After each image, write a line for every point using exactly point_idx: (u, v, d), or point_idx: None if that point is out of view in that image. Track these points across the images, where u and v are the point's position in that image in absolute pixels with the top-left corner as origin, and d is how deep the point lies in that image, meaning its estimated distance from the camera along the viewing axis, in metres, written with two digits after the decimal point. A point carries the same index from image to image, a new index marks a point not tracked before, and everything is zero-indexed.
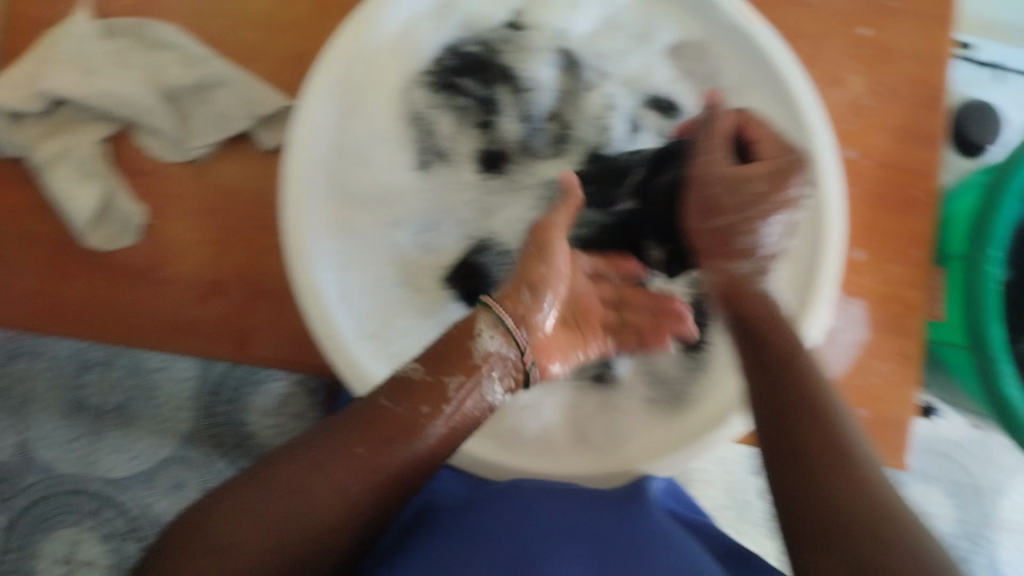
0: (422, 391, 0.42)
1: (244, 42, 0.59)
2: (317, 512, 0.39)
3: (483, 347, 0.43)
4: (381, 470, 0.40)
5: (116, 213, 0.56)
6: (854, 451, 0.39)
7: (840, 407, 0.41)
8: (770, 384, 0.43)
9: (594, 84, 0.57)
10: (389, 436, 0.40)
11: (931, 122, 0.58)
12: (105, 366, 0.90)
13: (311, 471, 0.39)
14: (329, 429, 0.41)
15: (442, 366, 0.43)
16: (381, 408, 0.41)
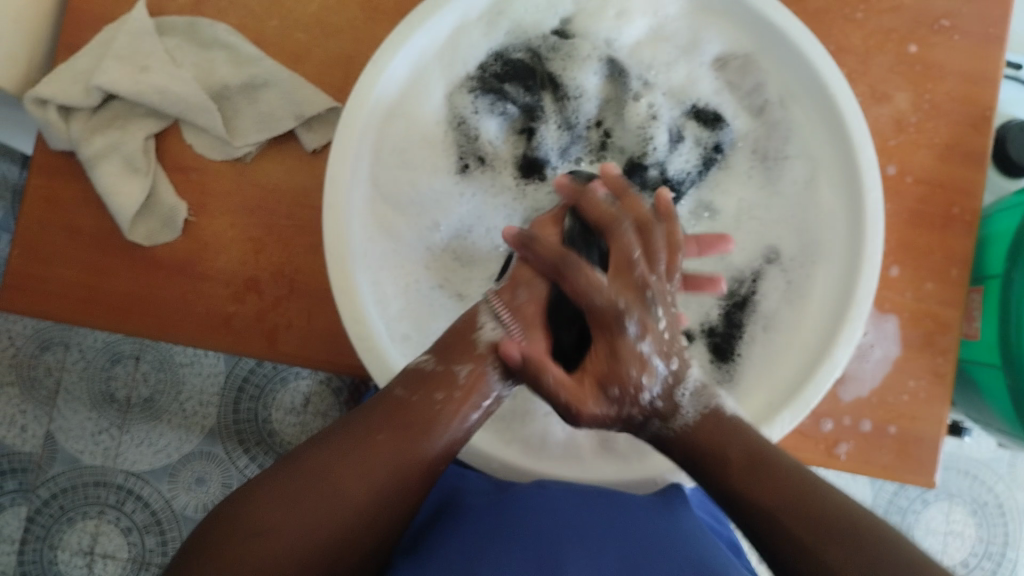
0: (435, 381, 0.42)
1: (287, 35, 0.56)
2: (347, 500, 0.38)
3: (486, 337, 0.44)
4: (407, 456, 0.40)
5: (159, 208, 0.54)
6: (834, 514, 0.38)
7: (800, 470, 0.40)
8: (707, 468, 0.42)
9: (639, 94, 0.55)
10: (410, 425, 0.41)
11: (975, 141, 0.58)
12: (135, 359, 0.90)
13: (339, 458, 0.39)
14: (350, 422, 0.41)
15: (451, 356, 0.43)
16: (397, 399, 0.41)
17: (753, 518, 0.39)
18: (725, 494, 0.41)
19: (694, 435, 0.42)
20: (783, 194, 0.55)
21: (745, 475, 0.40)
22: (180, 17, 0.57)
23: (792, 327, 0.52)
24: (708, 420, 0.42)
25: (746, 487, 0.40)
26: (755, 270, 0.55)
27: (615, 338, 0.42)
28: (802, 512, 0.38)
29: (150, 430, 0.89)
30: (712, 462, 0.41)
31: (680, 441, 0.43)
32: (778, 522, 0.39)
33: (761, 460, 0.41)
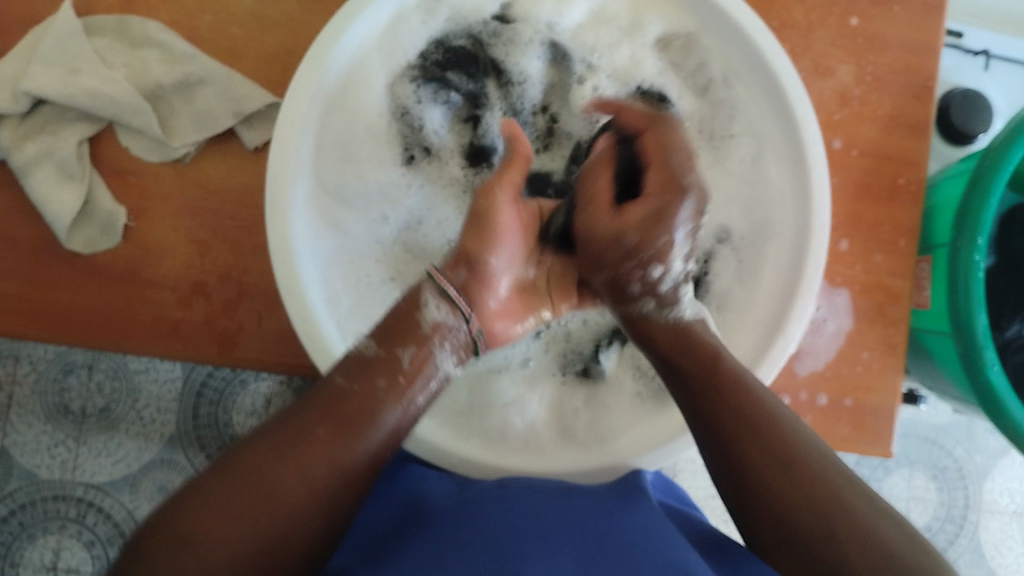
0: (377, 366, 0.42)
1: (221, 30, 0.54)
2: (283, 498, 0.37)
3: (430, 317, 0.45)
4: (344, 452, 0.39)
5: (97, 214, 0.53)
6: (794, 456, 0.40)
7: (771, 413, 0.42)
8: (691, 385, 0.45)
9: (583, 77, 0.54)
10: (351, 415, 0.40)
11: (917, 112, 0.59)
12: (87, 369, 0.88)
13: (279, 458, 0.38)
14: (285, 418, 0.40)
15: (394, 338, 0.44)
16: (336, 389, 0.41)
17: (724, 444, 0.42)
18: (704, 414, 0.43)
19: (684, 331, 0.46)
20: (731, 173, 0.55)
21: (729, 397, 0.43)
22: (109, 15, 0.55)
23: (745, 306, 0.53)
24: (695, 328, 0.47)
25: (727, 410, 0.43)
26: (707, 251, 0.55)
27: (665, 213, 0.43)
28: (773, 442, 0.41)
29: (107, 441, 0.87)
30: (692, 369, 0.45)
31: (671, 347, 0.46)
32: (751, 449, 0.41)
33: (745, 386, 0.43)
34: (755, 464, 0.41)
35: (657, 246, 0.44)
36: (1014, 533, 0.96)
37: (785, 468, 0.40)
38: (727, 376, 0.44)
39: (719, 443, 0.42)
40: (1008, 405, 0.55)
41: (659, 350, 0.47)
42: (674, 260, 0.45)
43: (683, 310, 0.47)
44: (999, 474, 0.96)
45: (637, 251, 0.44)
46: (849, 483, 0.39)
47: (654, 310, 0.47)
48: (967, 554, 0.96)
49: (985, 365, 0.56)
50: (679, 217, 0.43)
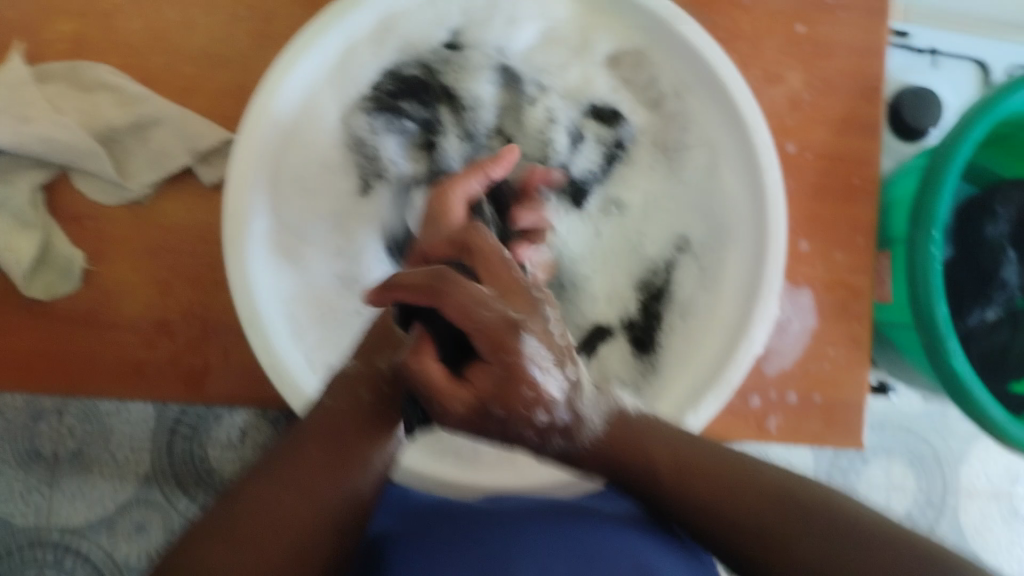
0: (358, 381, 0.40)
1: (172, 70, 0.54)
2: (291, 526, 0.36)
3: (400, 324, 0.41)
4: (346, 466, 0.38)
5: (56, 260, 0.52)
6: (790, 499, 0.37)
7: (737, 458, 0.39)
8: (652, 484, 0.39)
9: (535, 98, 0.55)
10: (342, 433, 0.39)
11: (866, 112, 0.60)
12: (58, 415, 0.86)
13: (276, 486, 0.37)
14: (282, 444, 0.39)
15: (375, 352, 0.41)
16: (325, 409, 0.39)
17: (706, 512, 0.38)
18: (685, 511, 0.38)
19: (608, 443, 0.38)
20: (685, 182, 0.56)
21: (696, 481, 0.38)
22: (59, 61, 0.54)
23: (708, 314, 0.54)
24: (620, 424, 0.39)
25: (701, 498, 0.38)
26: (668, 261, 0.56)
27: (512, 362, 0.32)
28: (753, 501, 0.37)
29: (81, 485, 0.86)
30: (642, 469, 0.39)
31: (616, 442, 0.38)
32: (751, 522, 0.37)
33: (695, 454, 0.39)
34: (762, 537, 0.36)
35: (530, 389, 0.33)
36: (993, 514, 0.98)
37: (797, 534, 0.36)
38: (666, 450, 0.39)
39: (711, 534, 0.38)
40: (971, 389, 0.57)
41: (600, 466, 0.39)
42: (533, 359, 0.33)
43: (591, 419, 0.37)
44: (975, 457, 0.98)
45: (507, 401, 0.33)
46: (829, 499, 0.37)
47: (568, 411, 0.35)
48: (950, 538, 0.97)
49: (947, 354, 0.57)
50: (530, 351, 0.33)
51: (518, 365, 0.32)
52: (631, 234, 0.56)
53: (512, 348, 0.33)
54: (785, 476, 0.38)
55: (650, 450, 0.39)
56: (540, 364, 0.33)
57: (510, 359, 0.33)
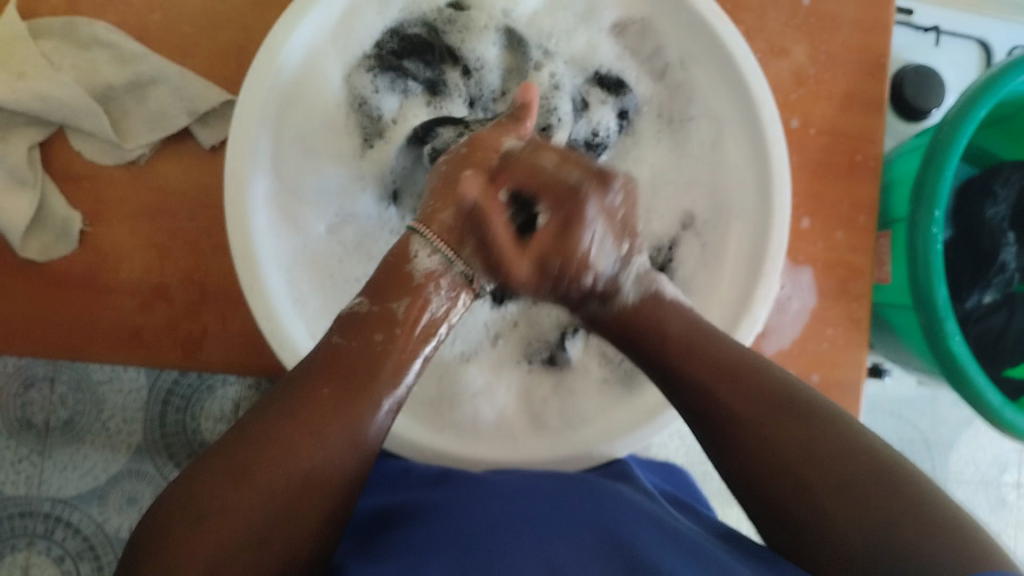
0: (372, 321, 0.40)
1: (170, 29, 0.53)
2: (298, 458, 0.35)
3: (420, 267, 0.42)
4: (354, 401, 0.37)
5: (49, 220, 0.51)
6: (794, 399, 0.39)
7: (742, 352, 0.41)
8: (667, 364, 0.42)
9: (540, 64, 0.54)
10: (353, 373, 0.38)
11: (872, 88, 0.60)
12: (50, 383, 0.86)
13: (283, 420, 0.36)
14: (285, 383, 0.38)
15: (385, 293, 0.41)
16: (334, 347, 0.39)
17: (709, 408, 0.40)
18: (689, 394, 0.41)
19: (628, 316, 0.43)
20: (691, 156, 0.55)
21: (711, 369, 0.40)
22: (56, 19, 0.53)
23: (710, 288, 0.53)
24: (647, 302, 0.43)
25: (719, 389, 0.40)
26: (672, 238, 0.55)
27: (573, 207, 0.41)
28: (757, 405, 0.39)
29: (72, 454, 0.86)
30: (652, 348, 0.42)
31: (620, 326, 0.44)
32: (765, 436, 0.38)
33: (715, 352, 0.41)
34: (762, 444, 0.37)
35: (581, 250, 0.42)
36: (981, 502, 0.98)
37: (806, 449, 0.36)
38: (687, 335, 0.42)
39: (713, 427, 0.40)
40: (970, 372, 0.57)
41: (621, 336, 0.44)
42: (589, 253, 0.42)
43: (626, 295, 0.43)
44: (964, 445, 0.98)
45: (560, 261, 0.42)
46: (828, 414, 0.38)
47: (602, 303, 0.43)
48: None
49: (944, 335, 0.57)
50: (588, 207, 0.41)
51: (577, 217, 0.41)
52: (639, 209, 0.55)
53: (576, 201, 0.41)
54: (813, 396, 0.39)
55: (671, 329, 0.42)
56: (609, 200, 0.42)
57: (572, 209, 0.41)
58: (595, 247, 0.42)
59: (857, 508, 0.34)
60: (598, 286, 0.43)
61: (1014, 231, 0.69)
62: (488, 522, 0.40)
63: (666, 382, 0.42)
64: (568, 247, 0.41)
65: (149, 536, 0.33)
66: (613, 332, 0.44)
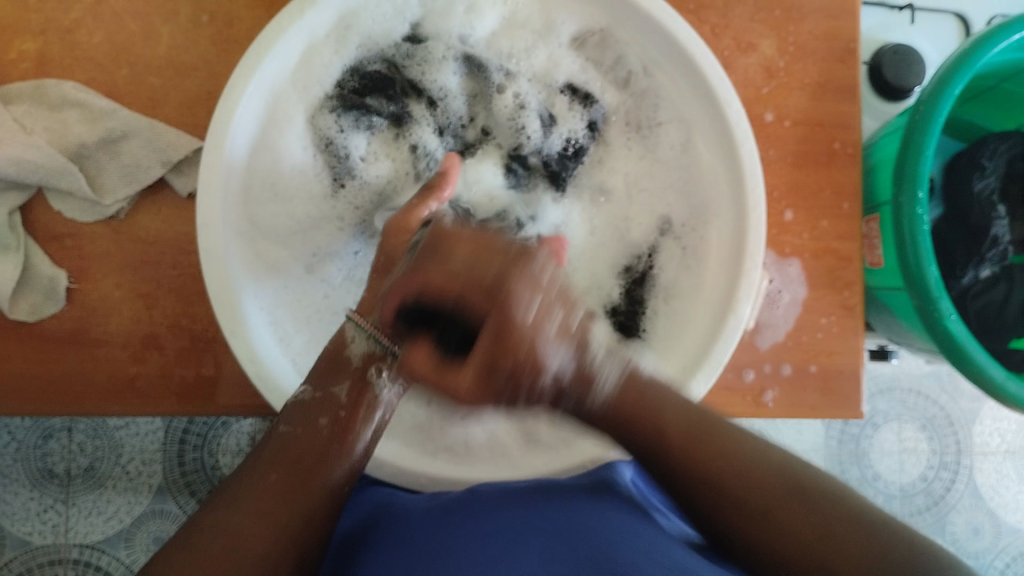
0: (317, 408, 0.41)
1: (140, 83, 0.54)
2: (248, 547, 0.36)
3: (357, 350, 0.42)
4: (302, 488, 0.38)
5: (37, 280, 0.52)
6: (825, 508, 0.35)
7: (755, 453, 0.37)
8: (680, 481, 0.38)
9: (504, 85, 0.54)
10: (299, 458, 0.39)
11: (844, 74, 0.59)
12: (67, 432, 0.87)
13: (234, 510, 0.37)
14: (239, 472, 0.39)
15: (328, 378, 0.42)
16: (281, 437, 0.40)
17: (733, 529, 0.37)
18: (714, 520, 0.37)
19: (617, 407, 0.38)
20: (663, 160, 0.55)
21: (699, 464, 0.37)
22: (25, 82, 0.54)
23: (692, 293, 0.53)
24: (630, 381, 0.38)
25: (737, 523, 0.36)
26: (651, 245, 0.55)
27: (508, 314, 0.36)
28: (790, 522, 0.35)
29: (95, 500, 0.86)
30: (655, 448, 0.38)
31: (614, 417, 0.38)
32: (765, 535, 0.36)
33: (733, 458, 0.37)
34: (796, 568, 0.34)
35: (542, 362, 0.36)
36: (1009, 472, 0.97)
37: (810, 542, 0.34)
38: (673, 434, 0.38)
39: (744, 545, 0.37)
40: (971, 351, 0.56)
41: (609, 426, 0.38)
42: (553, 349, 0.36)
43: (604, 374, 0.38)
44: (986, 416, 0.97)
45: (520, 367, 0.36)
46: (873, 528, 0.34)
47: (571, 369, 0.37)
48: (967, 499, 0.96)
49: (942, 316, 0.56)
50: (547, 359, 0.36)
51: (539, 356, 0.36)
52: (618, 219, 0.56)
53: (504, 295, 0.36)
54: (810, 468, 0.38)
55: (665, 402, 0.38)
56: (549, 325, 0.36)
57: (503, 308, 0.36)
58: (556, 334, 0.37)
59: None
60: (569, 374, 0.37)
61: (1004, 204, 0.70)
62: (461, 541, 0.40)
63: (688, 503, 0.38)
64: (545, 344, 0.36)
65: None
66: (596, 422, 0.39)
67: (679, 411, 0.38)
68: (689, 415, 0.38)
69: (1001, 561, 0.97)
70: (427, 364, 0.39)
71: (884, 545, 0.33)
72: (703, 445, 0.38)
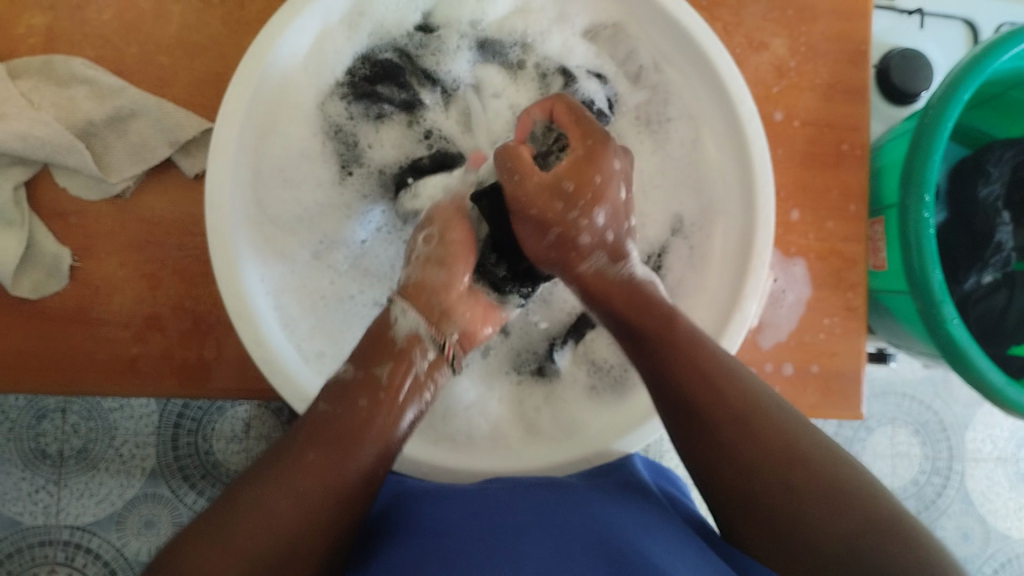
0: (358, 388, 0.41)
1: (150, 63, 0.54)
2: (285, 525, 0.36)
3: (401, 330, 0.44)
4: (334, 473, 0.38)
5: (40, 257, 0.52)
6: (789, 428, 0.40)
7: (738, 371, 0.42)
8: (664, 372, 0.42)
9: (518, 64, 0.55)
10: (338, 438, 0.39)
11: (854, 76, 0.59)
12: (62, 413, 0.86)
13: (269, 485, 0.37)
14: (274, 450, 0.39)
15: (371, 360, 0.43)
16: (321, 414, 0.40)
17: (703, 429, 0.41)
18: (690, 420, 0.41)
19: (604, 297, 0.46)
20: (674, 157, 0.55)
21: (702, 407, 0.41)
22: (34, 57, 0.53)
23: (696, 290, 0.53)
24: (640, 285, 0.46)
25: (708, 424, 0.41)
26: (661, 244, 0.55)
27: (598, 166, 0.45)
28: (758, 437, 0.39)
29: (88, 482, 0.86)
30: (650, 340, 0.43)
31: (625, 309, 0.45)
32: (733, 448, 0.40)
33: (710, 359, 0.42)
34: (751, 474, 0.39)
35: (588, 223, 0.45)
36: (999, 478, 0.98)
37: (776, 458, 0.38)
38: (678, 377, 0.42)
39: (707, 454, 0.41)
40: (973, 356, 0.56)
41: (614, 312, 0.46)
42: (599, 213, 0.45)
43: (631, 270, 0.46)
44: (979, 422, 0.97)
45: (576, 197, 0.45)
46: (828, 460, 0.38)
47: (607, 266, 0.46)
48: (957, 503, 0.97)
49: (943, 320, 0.56)
50: (596, 217, 0.45)
51: (583, 213, 0.45)
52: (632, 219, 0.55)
53: (594, 163, 0.45)
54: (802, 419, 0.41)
55: (667, 313, 0.44)
56: (614, 187, 0.46)
57: (589, 154, 0.45)
58: (602, 224, 0.46)
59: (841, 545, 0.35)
60: (608, 234, 0.46)
61: (1008, 211, 0.69)
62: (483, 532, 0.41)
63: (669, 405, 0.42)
64: (599, 202, 0.45)
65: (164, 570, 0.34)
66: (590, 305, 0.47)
67: (683, 328, 0.43)
68: (688, 334, 0.43)
69: (990, 567, 0.97)
70: (466, 274, 0.46)
71: (837, 479, 0.37)
72: (691, 348, 0.43)
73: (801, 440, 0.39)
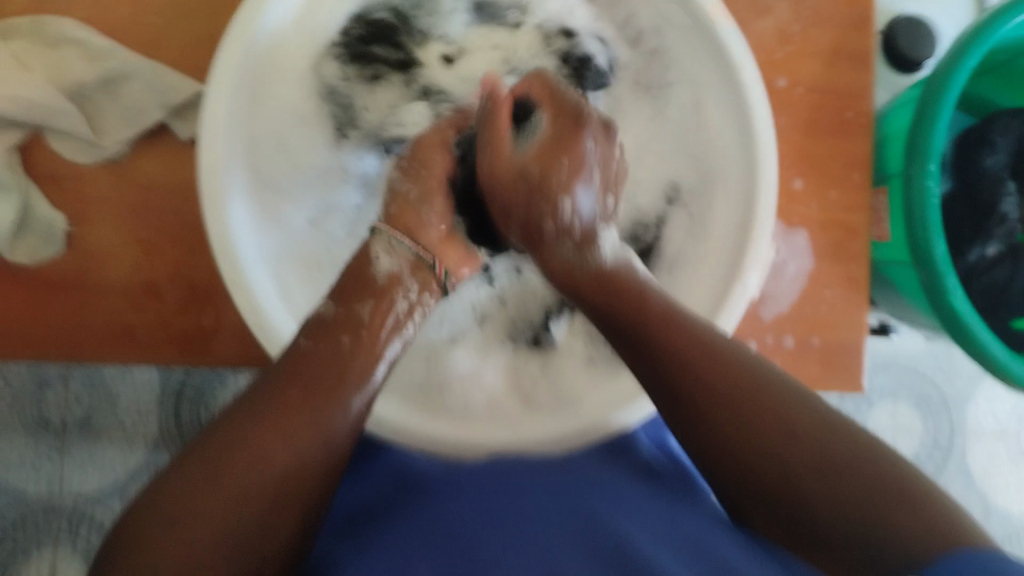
0: (340, 325, 0.41)
1: (143, 26, 0.53)
2: (271, 457, 0.36)
3: (382, 268, 0.44)
4: (315, 410, 0.38)
5: (35, 223, 0.51)
6: (783, 404, 0.37)
7: (720, 343, 0.40)
8: (644, 347, 0.41)
9: (519, 24, 0.54)
10: (320, 377, 0.39)
11: (859, 42, 0.58)
12: (63, 382, 0.87)
13: (254, 423, 0.37)
14: (257, 385, 0.39)
15: (351, 295, 0.43)
16: (302, 349, 0.40)
17: (699, 411, 0.39)
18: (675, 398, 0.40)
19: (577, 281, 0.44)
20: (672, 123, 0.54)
21: (686, 385, 0.39)
22: (25, 19, 0.53)
23: (698, 259, 0.52)
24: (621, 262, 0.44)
25: (697, 404, 0.39)
26: (659, 214, 0.54)
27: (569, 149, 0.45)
28: (753, 416, 0.37)
29: (92, 452, 0.86)
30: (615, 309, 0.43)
31: (592, 283, 0.44)
32: (729, 429, 0.37)
33: (693, 336, 0.40)
34: (764, 455, 0.36)
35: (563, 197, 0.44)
36: (1000, 452, 0.97)
37: (778, 440, 0.36)
38: (661, 349, 0.40)
39: (708, 444, 0.38)
40: (974, 327, 0.55)
41: (588, 300, 0.44)
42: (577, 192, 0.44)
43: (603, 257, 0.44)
44: (981, 396, 0.97)
45: (540, 182, 0.44)
46: (838, 428, 0.36)
47: (574, 256, 0.44)
48: (958, 477, 0.97)
49: (946, 291, 0.56)
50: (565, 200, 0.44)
51: (557, 192, 0.44)
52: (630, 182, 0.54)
53: (570, 147, 0.45)
54: (810, 401, 0.37)
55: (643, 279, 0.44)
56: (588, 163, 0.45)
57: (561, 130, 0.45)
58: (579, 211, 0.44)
59: (848, 521, 0.34)
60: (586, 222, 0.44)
61: (1014, 181, 0.68)
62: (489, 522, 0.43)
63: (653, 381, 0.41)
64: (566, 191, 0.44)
65: (143, 512, 0.34)
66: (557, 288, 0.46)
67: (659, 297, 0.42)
68: (664, 303, 0.42)
69: None
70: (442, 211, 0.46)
71: (837, 444, 0.35)
72: (666, 323, 0.41)
73: (797, 415, 0.37)
